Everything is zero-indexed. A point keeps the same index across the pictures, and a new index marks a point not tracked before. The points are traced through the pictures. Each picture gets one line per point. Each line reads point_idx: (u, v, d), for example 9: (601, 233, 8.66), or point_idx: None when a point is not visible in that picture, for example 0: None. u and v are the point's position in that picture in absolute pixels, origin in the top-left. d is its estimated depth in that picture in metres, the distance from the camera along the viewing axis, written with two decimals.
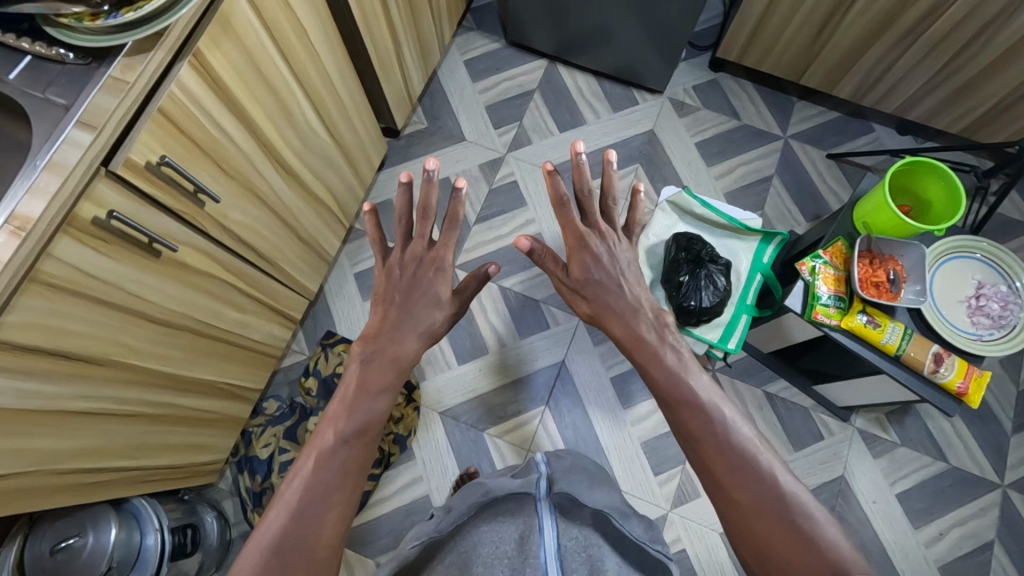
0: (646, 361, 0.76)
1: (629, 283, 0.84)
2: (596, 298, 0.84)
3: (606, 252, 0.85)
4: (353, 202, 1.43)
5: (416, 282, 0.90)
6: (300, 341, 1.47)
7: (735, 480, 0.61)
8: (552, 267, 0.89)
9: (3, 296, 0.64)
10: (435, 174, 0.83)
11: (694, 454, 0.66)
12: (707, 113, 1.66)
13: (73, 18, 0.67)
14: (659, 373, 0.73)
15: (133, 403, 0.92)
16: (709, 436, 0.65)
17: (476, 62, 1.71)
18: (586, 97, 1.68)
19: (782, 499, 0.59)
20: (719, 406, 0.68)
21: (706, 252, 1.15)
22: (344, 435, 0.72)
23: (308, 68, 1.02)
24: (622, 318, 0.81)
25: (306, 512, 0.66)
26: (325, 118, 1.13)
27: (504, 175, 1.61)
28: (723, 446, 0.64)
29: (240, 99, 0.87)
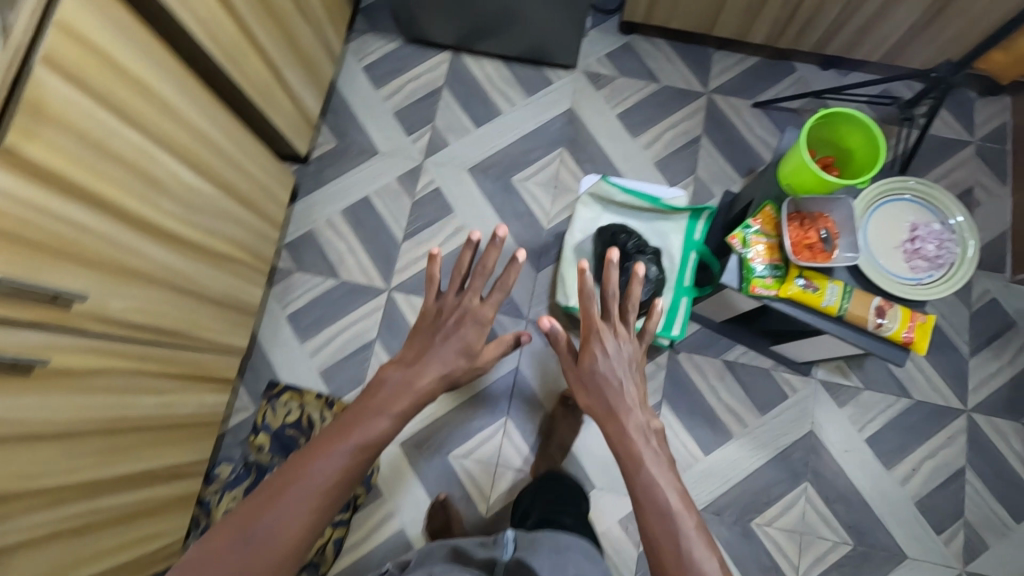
0: (627, 453, 0.89)
1: (628, 385, 0.96)
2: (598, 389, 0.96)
3: (614, 351, 0.97)
4: (265, 244, 1.34)
5: (452, 326, 1.00)
6: (243, 397, 1.40)
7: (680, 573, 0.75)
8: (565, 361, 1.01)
9: None
10: (501, 240, 0.99)
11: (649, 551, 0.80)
12: (625, 81, 1.58)
13: None
14: (641, 469, 0.86)
15: (46, 527, 0.85)
16: (664, 538, 0.79)
17: (375, 67, 1.60)
18: (497, 85, 1.59)
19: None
20: (684, 517, 0.80)
21: (634, 242, 1.11)
22: (352, 444, 0.82)
23: (167, 125, 0.92)
24: (619, 417, 0.93)
25: (284, 510, 0.74)
26: (203, 172, 1.04)
27: (425, 184, 1.52)
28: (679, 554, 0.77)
29: (84, 183, 0.78)
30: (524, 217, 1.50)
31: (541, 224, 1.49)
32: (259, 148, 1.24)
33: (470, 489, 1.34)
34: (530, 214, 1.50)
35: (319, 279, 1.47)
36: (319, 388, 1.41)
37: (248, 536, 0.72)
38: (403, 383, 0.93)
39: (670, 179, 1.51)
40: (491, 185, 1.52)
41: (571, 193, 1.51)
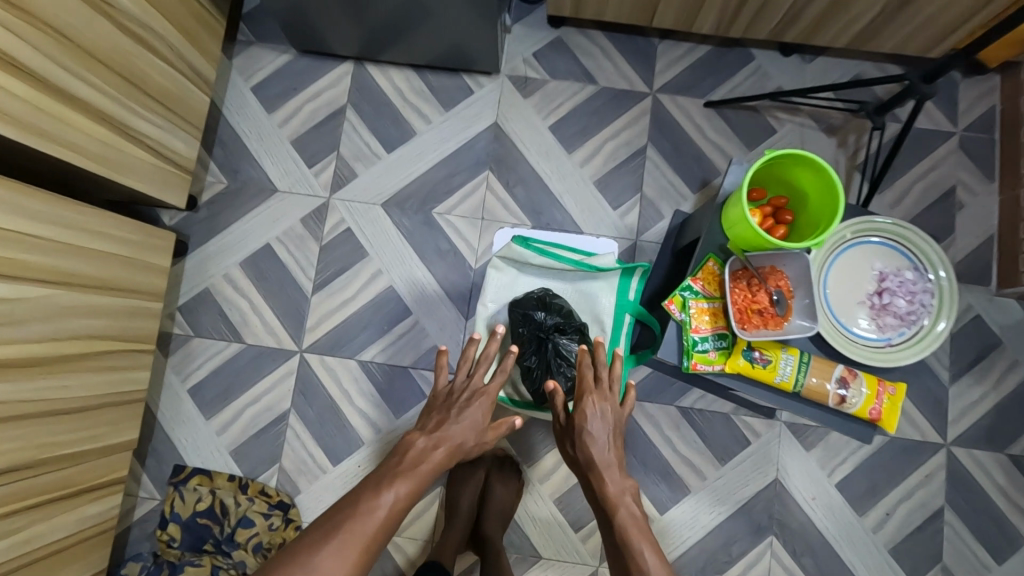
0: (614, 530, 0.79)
1: (612, 447, 0.85)
2: (586, 449, 0.84)
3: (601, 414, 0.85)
4: (143, 320, 1.16)
5: (463, 403, 0.91)
6: (147, 486, 1.26)
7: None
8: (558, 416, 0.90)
9: None
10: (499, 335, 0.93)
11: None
12: (556, 85, 1.36)
13: None
14: (629, 543, 0.78)
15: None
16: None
17: (266, 85, 1.37)
18: (409, 99, 1.37)
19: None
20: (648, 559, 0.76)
21: (549, 319, 0.95)
22: (397, 485, 0.81)
23: None
24: (600, 475, 0.82)
25: (337, 543, 0.75)
26: (16, 276, 0.85)
27: (333, 225, 1.33)
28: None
29: None
30: (448, 256, 1.32)
31: (468, 263, 1.31)
32: (109, 216, 1.04)
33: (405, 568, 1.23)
34: (454, 252, 1.32)
35: (221, 344, 1.30)
36: (231, 469, 1.27)
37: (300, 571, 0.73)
38: (428, 447, 0.86)
39: (612, 199, 1.32)
40: (409, 220, 1.33)
41: (500, 224, 1.32)
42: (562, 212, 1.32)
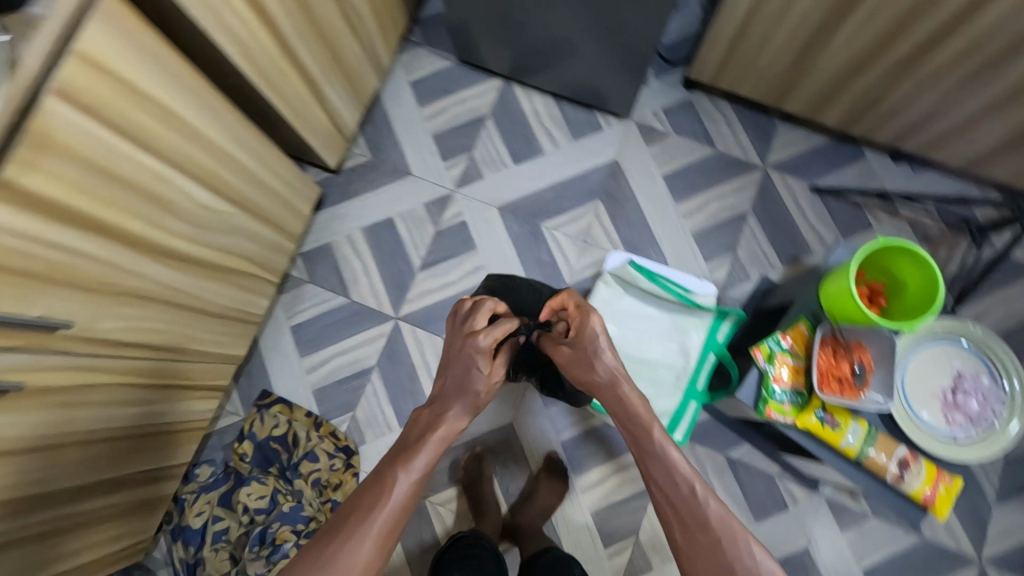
0: (643, 445, 0.89)
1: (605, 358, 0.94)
2: (608, 372, 0.93)
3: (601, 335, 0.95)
4: (278, 255, 1.32)
5: (460, 366, 0.94)
6: (234, 402, 1.40)
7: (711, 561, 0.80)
8: (562, 359, 0.98)
9: None
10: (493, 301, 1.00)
11: (682, 532, 0.84)
12: (678, 140, 1.50)
13: None
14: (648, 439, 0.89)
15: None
16: (701, 535, 0.82)
17: (423, 83, 1.55)
18: (544, 122, 1.52)
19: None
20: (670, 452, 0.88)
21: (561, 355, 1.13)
22: (407, 465, 0.86)
23: (185, 145, 0.89)
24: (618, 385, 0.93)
25: (359, 533, 0.80)
26: (219, 190, 1.01)
27: (452, 215, 1.47)
28: (713, 539, 0.81)
29: (84, 210, 0.75)
30: (546, 267, 1.44)
31: (562, 278, 1.43)
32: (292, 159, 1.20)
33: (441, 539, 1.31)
34: (553, 264, 1.44)
35: (329, 294, 1.45)
36: (310, 406, 1.40)
37: (325, 558, 0.78)
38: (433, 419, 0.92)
39: (707, 253, 1.43)
40: (519, 227, 1.46)
41: (599, 251, 1.44)
42: (658, 253, 1.44)
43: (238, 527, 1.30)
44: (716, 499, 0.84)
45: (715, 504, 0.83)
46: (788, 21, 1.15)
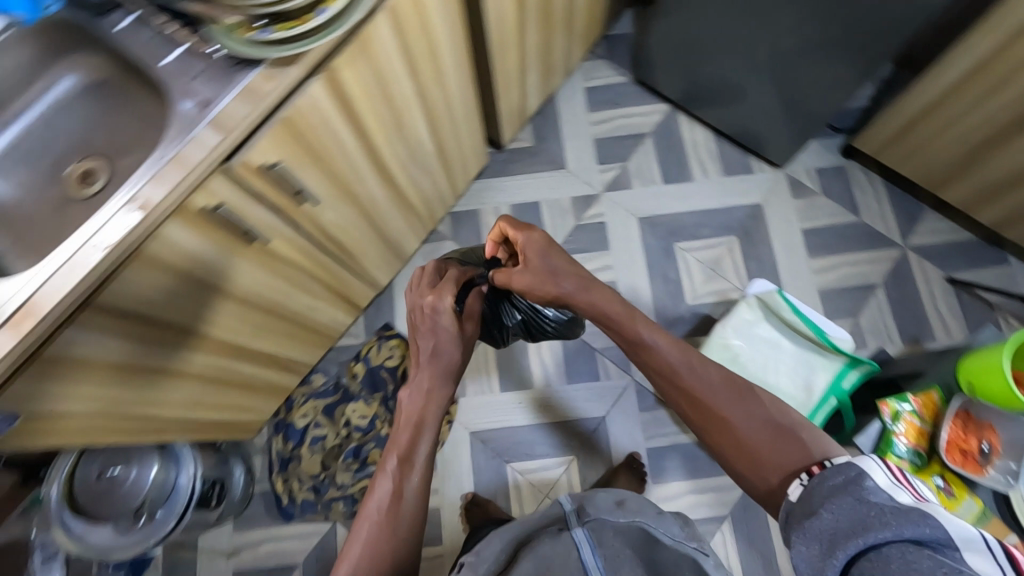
0: (654, 368, 0.78)
1: (571, 285, 0.85)
2: (588, 300, 0.84)
3: (545, 256, 0.87)
4: (439, 206, 1.45)
5: (426, 330, 0.85)
6: (358, 326, 1.52)
7: (735, 434, 0.70)
8: (513, 280, 0.89)
9: (109, 268, 0.68)
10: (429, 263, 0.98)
11: (704, 423, 0.73)
12: (824, 201, 1.55)
13: (227, 26, 0.70)
14: (664, 366, 0.77)
15: (136, 393, 0.86)
16: (719, 411, 0.71)
17: (596, 91, 1.66)
18: (699, 153, 1.60)
19: (795, 449, 0.66)
20: (707, 372, 0.74)
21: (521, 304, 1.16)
22: (409, 466, 0.75)
23: (433, 84, 1.03)
24: (626, 319, 0.81)
25: (382, 557, 0.70)
26: (434, 132, 1.14)
27: (594, 214, 1.57)
28: (728, 404, 0.71)
29: (360, 112, 0.88)
30: (671, 283, 1.50)
31: (684, 298, 1.49)
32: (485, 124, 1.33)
33: (513, 505, 1.37)
34: (678, 283, 1.50)
35: None
36: None
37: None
38: (418, 394, 0.80)
39: (828, 312, 1.47)
40: (654, 241, 1.54)
41: (725, 282, 1.50)
42: None
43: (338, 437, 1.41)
44: (705, 371, 0.74)
45: (714, 380, 0.73)
46: (977, 112, 1.21)
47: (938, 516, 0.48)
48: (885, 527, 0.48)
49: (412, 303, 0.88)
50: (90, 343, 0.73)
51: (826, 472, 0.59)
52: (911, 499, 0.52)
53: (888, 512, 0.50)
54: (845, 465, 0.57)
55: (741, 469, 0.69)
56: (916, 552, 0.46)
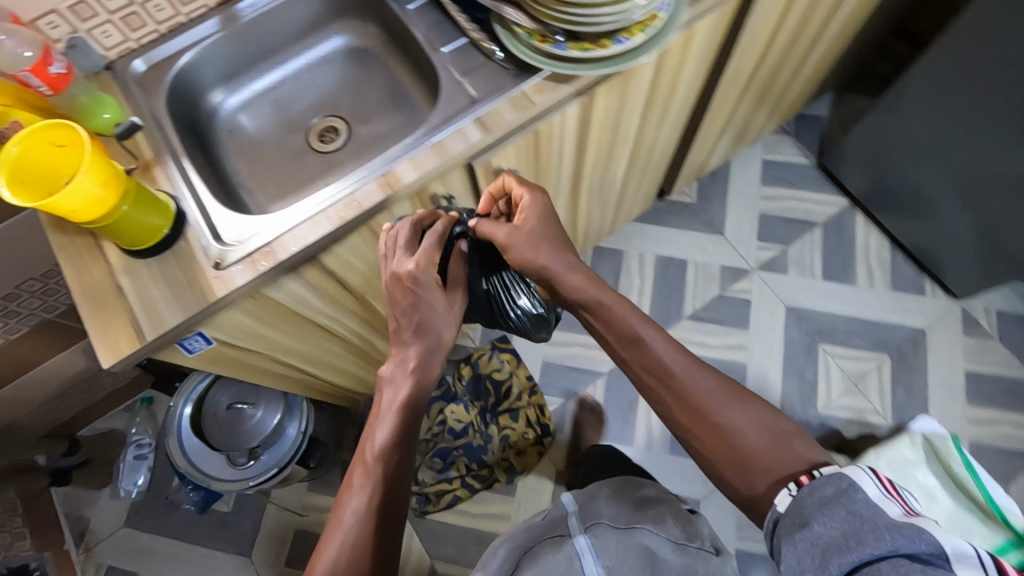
0: (636, 365, 0.70)
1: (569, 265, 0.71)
2: (579, 289, 0.72)
3: (536, 225, 0.71)
4: (593, 238, 1.42)
5: (409, 308, 0.69)
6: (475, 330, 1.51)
7: (731, 438, 0.63)
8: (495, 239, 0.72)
9: (346, 231, 0.69)
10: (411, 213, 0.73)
11: (687, 418, 0.66)
12: (998, 348, 1.41)
13: (523, 31, 0.68)
14: (651, 360, 0.68)
15: (301, 343, 0.87)
16: (715, 412, 0.65)
17: (775, 166, 1.60)
18: (869, 259, 1.50)
19: (790, 455, 0.61)
20: (685, 365, 0.68)
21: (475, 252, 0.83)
22: (390, 459, 0.67)
23: (653, 127, 1.00)
24: (621, 309, 0.70)
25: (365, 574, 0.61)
26: (630, 170, 1.12)
27: (741, 289, 1.49)
28: (726, 406, 0.65)
29: (590, 139, 0.87)
30: (805, 384, 1.41)
31: (816, 404, 1.39)
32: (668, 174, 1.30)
33: None
34: (812, 385, 1.40)
35: None
36: (533, 371, 1.45)
37: None
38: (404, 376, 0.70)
39: None
40: (797, 334, 1.44)
41: (865, 401, 1.38)
42: None
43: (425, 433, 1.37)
44: (593, 288, 0.71)
45: (709, 377, 0.67)
46: None
47: (934, 533, 0.45)
48: (880, 541, 0.45)
49: (386, 278, 0.70)
50: (297, 291, 0.74)
51: (816, 482, 0.54)
52: (902, 511, 0.48)
53: (884, 528, 0.46)
54: (835, 474, 0.52)
55: (727, 475, 0.63)
56: (911, 570, 0.43)
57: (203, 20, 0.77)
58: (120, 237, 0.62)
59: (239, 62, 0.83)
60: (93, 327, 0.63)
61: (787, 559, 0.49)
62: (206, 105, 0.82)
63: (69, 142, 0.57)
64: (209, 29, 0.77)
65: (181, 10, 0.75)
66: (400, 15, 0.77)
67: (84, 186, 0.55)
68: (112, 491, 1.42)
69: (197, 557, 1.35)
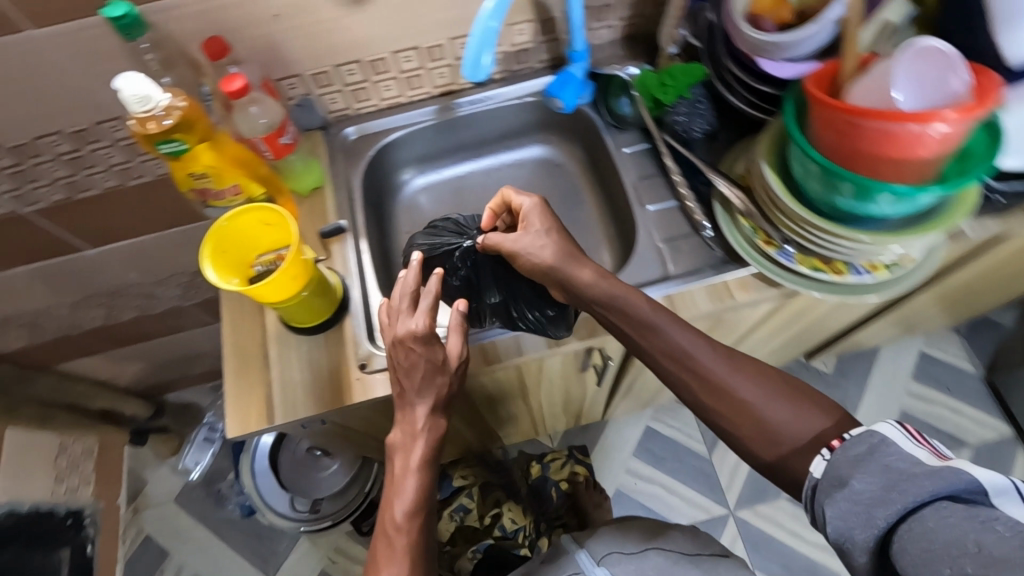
0: (622, 323, 0.55)
1: (567, 262, 0.57)
2: (591, 287, 0.56)
3: (538, 230, 0.59)
4: None
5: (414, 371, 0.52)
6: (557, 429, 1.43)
7: (754, 414, 0.50)
8: (519, 263, 0.60)
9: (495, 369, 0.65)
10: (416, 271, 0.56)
11: (697, 386, 0.52)
12: None
13: (749, 225, 0.62)
14: (630, 317, 0.54)
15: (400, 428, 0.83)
16: (721, 380, 0.51)
17: (936, 364, 1.38)
18: None
19: (813, 411, 0.48)
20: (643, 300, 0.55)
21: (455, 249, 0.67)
22: (411, 514, 0.50)
23: (835, 320, 0.89)
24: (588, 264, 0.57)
25: None
26: (788, 345, 1.01)
27: None
28: (729, 371, 0.51)
29: (767, 327, 0.78)
30: None
31: None
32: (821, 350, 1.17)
33: None
34: None
35: (696, 436, 1.39)
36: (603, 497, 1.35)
37: None
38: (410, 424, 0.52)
39: None
40: None
41: None
42: None
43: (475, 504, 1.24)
44: (587, 271, 0.56)
45: (705, 348, 0.53)
46: None
47: (966, 468, 0.37)
48: (919, 488, 0.36)
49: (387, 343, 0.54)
50: None
51: (848, 442, 0.43)
52: (933, 455, 0.39)
53: (928, 476, 0.37)
54: (863, 432, 0.42)
55: (753, 449, 0.50)
56: (965, 522, 0.34)
57: (421, 105, 0.78)
58: (288, 314, 0.62)
59: (439, 149, 0.82)
60: (229, 391, 0.63)
61: (832, 532, 0.39)
62: (394, 180, 0.82)
63: (277, 223, 0.58)
64: (424, 114, 0.78)
65: (405, 92, 0.76)
66: (613, 155, 0.73)
67: (281, 283, 0.56)
68: (173, 464, 1.46)
69: (223, 560, 1.36)
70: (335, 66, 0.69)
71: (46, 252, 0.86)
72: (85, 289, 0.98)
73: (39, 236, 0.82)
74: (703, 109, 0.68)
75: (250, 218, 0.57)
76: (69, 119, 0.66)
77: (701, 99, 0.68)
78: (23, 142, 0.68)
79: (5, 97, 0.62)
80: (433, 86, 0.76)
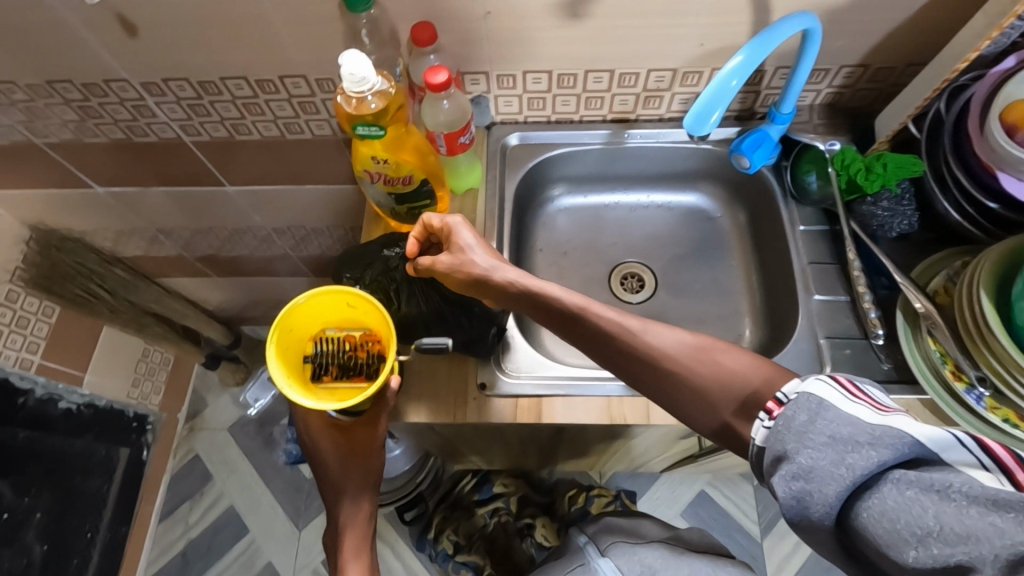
0: (565, 325, 0.52)
1: (501, 268, 0.53)
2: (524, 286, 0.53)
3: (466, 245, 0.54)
4: None
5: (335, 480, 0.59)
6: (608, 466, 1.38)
7: (696, 391, 0.46)
8: (450, 281, 0.55)
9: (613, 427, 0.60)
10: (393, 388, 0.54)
11: (641, 363, 0.48)
12: None
13: (937, 351, 0.55)
14: (570, 330, 0.52)
15: (481, 443, 0.81)
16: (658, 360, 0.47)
17: None
18: None
19: (741, 372, 0.45)
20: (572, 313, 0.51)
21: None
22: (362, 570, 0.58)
23: None
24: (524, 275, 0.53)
25: None
26: None
27: None
28: (641, 326, 0.49)
29: None
30: None
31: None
32: None
33: None
34: None
35: (752, 516, 1.31)
36: None
37: None
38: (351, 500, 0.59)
39: None
40: None
41: None
42: None
43: (512, 513, 1.23)
44: (511, 270, 0.53)
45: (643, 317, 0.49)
46: None
47: (905, 427, 0.35)
48: (865, 455, 0.34)
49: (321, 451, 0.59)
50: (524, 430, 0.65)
51: (791, 406, 0.39)
52: (875, 407, 0.37)
53: (879, 442, 0.34)
54: (801, 395, 0.39)
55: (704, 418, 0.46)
56: (920, 492, 0.32)
57: (592, 127, 0.74)
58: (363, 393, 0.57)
59: (593, 173, 0.79)
60: None
61: (785, 502, 0.37)
62: (541, 194, 0.79)
63: (364, 308, 0.55)
64: (593, 137, 0.75)
65: (580, 111, 0.73)
66: (786, 230, 0.68)
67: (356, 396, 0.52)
68: (234, 396, 1.52)
69: (257, 500, 1.40)
70: (524, 73, 0.67)
71: (193, 181, 0.90)
72: (213, 219, 1.02)
73: (193, 164, 0.85)
74: (908, 208, 0.62)
75: (338, 297, 0.55)
76: (259, 70, 0.68)
77: (906, 195, 0.62)
78: (209, 81, 0.70)
79: (216, 38, 0.63)
80: (610, 111, 0.73)
